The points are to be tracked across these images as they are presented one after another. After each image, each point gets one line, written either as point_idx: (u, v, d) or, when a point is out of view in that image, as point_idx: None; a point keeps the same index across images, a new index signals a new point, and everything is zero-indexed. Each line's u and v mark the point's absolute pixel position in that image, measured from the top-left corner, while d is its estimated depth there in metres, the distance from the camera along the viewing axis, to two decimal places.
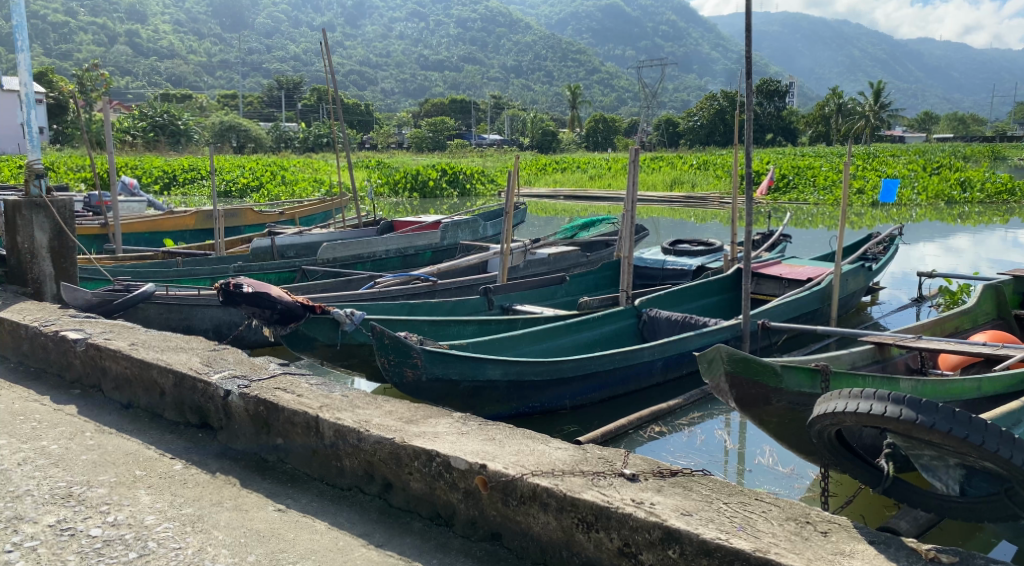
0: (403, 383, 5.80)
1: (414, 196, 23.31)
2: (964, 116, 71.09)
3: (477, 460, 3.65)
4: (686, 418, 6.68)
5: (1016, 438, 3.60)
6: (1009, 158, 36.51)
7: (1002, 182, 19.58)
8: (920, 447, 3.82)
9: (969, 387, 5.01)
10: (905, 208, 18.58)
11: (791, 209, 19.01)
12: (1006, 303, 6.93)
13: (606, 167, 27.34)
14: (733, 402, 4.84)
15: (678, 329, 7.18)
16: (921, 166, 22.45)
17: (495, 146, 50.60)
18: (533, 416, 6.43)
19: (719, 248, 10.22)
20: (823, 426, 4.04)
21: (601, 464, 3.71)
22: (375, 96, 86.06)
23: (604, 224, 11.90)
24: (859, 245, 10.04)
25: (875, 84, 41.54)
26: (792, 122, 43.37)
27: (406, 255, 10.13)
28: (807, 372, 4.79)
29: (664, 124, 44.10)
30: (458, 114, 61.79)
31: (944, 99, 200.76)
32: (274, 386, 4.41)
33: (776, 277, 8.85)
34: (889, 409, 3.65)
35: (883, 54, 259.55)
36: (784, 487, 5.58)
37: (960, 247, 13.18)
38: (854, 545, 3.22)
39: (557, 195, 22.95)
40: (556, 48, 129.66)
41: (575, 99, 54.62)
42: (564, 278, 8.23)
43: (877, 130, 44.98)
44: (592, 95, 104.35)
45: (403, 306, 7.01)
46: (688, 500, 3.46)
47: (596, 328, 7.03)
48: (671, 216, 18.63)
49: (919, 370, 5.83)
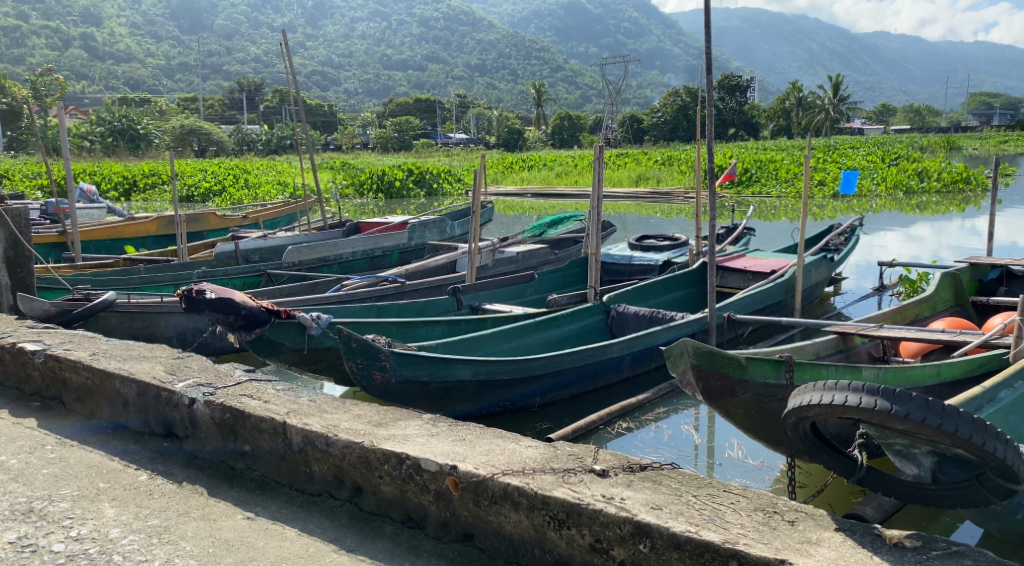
0: (372, 386, 5.79)
1: (380, 197, 23.18)
2: (922, 109, 69.62)
3: (447, 461, 3.66)
4: (652, 413, 6.72)
5: (990, 424, 3.68)
6: (964, 148, 36.89)
7: (958, 172, 19.83)
8: (892, 436, 3.89)
9: (929, 373, 5.13)
10: (864, 199, 18.88)
11: (754, 203, 19.22)
12: (963, 291, 7.05)
13: (572, 164, 27.34)
14: (700, 394, 4.94)
15: (647, 323, 7.26)
16: (880, 157, 22.74)
17: (463, 145, 50.59)
18: (503, 415, 6.43)
19: (685, 242, 10.27)
20: (798, 419, 4.09)
21: (572, 460, 3.75)
22: (337, 96, 85.25)
23: (571, 220, 11.88)
24: (820, 236, 10.17)
25: (834, 78, 42.06)
26: (754, 118, 43.72)
27: (372, 257, 10.11)
28: (771, 363, 4.89)
29: (628, 120, 43.97)
30: (423, 112, 61.63)
31: (897, 92, 201.90)
32: (240, 393, 4.38)
33: (740, 269, 8.96)
34: (863, 400, 3.73)
35: (842, 49, 262.79)
36: (754, 478, 5.67)
37: (924, 236, 13.28)
38: (820, 532, 3.29)
39: (525, 193, 22.98)
40: (518, 48, 129.54)
41: (541, 97, 54.31)
42: (533, 275, 8.22)
43: (838, 122, 45.17)
44: (554, 94, 104.55)
45: (371, 308, 7.02)
46: (659, 494, 3.51)
47: (564, 326, 7.08)
48: (638, 212, 18.76)
49: (881, 358, 5.98)
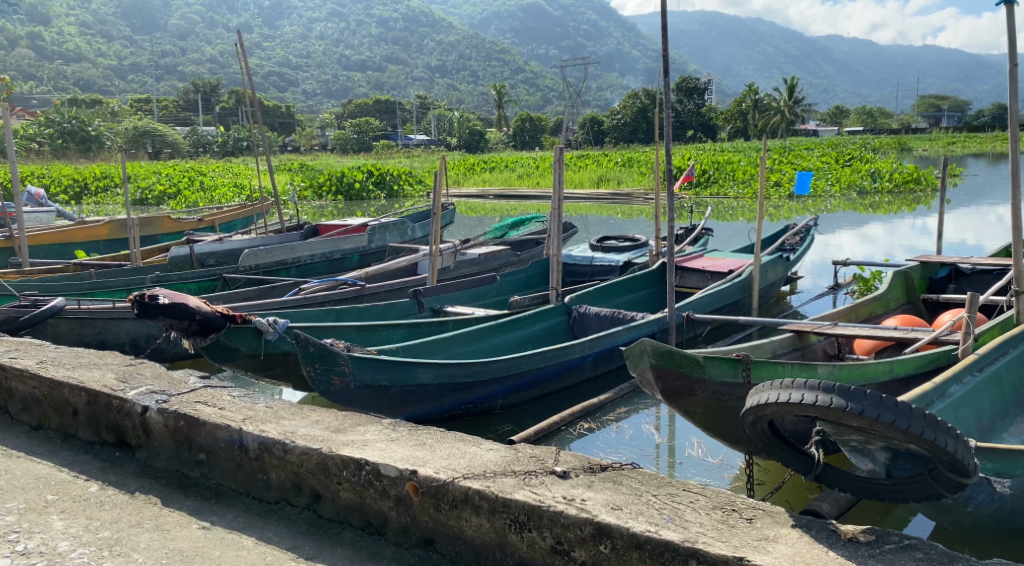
0: (331, 392, 5.75)
1: (339, 199, 23.00)
2: (874, 110, 70.97)
3: (408, 466, 3.64)
4: (613, 413, 6.75)
5: (941, 420, 3.76)
6: (916, 148, 37.63)
7: (909, 172, 20.25)
8: (846, 432, 3.96)
9: (882, 369, 5.24)
10: (819, 199, 19.18)
11: (713, 204, 19.41)
12: (915, 289, 7.18)
13: (533, 166, 27.39)
14: (659, 394, 4.98)
15: (608, 324, 7.29)
16: (834, 158, 23.11)
17: (423, 146, 50.47)
18: (465, 417, 6.41)
19: (645, 243, 10.34)
20: (755, 418, 4.14)
21: (533, 463, 3.75)
22: (295, 97, 84.42)
23: (532, 222, 11.89)
24: (777, 236, 10.30)
25: (788, 80, 42.70)
26: (711, 119, 44.20)
27: (332, 260, 10.04)
28: (729, 362, 4.95)
29: (588, 123, 43.99)
30: (383, 114, 61.31)
31: (850, 94, 205.40)
32: (194, 400, 4.31)
33: (699, 269, 9.05)
34: (818, 398, 3.79)
35: (796, 51, 266.66)
36: (714, 476, 5.73)
37: (877, 236, 13.53)
38: (777, 529, 3.34)
39: (486, 194, 22.98)
40: (478, 49, 129.49)
41: (501, 99, 53.94)
42: (494, 277, 8.21)
43: (793, 124, 45.82)
44: (515, 95, 104.65)
45: (330, 312, 6.97)
46: (618, 494, 3.53)
47: (525, 327, 7.09)
48: (599, 213, 18.86)
49: (836, 355, 6.08)
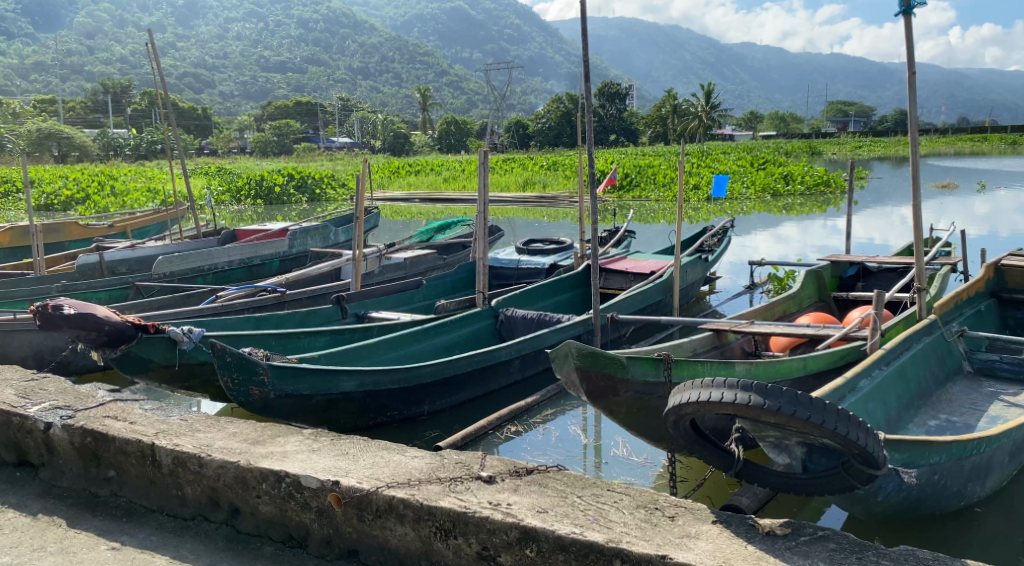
0: (250, 402, 5.64)
1: (258, 203, 22.49)
2: (785, 116, 73.16)
3: (329, 477, 3.59)
4: (540, 415, 6.77)
5: (853, 415, 3.87)
6: (827, 152, 38.90)
7: (819, 175, 20.92)
8: (764, 428, 4.05)
9: (795, 366, 5.40)
10: (736, 201, 19.65)
11: (635, 206, 19.68)
12: (825, 287, 7.42)
13: (459, 169, 27.34)
14: (584, 395, 5.03)
15: (535, 326, 7.29)
16: (749, 162, 23.71)
17: (346, 149, 49.88)
18: (390, 425, 6.34)
19: (569, 245, 10.41)
20: (677, 417, 4.20)
21: (458, 469, 3.75)
22: (212, 98, 82.43)
23: (458, 225, 11.83)
24: (696, 237, 10.51)
25: (706, 86, 43.67)
26: (632, 124, 44.89)
27: (251, 266, 9.83)
28: (650, 361, 5.03)
29: (513, 126, 44.14)
30: (303, 116, 60.37)
31: (765, 99, 211.30)
32: (102, 414, 4.17)
33: (622, 271, 9.16)
34: (737, 396, 3.87)
35: (714, 56, 272.73)
36: (638, 475, 5.80)
37: (792, 236, 13.92)
38: (698, 526, 3.40)
39: (411, 198, 22.83)
40: (400, 51, 128.71)
41: (425, 101, 53.63)
42: (420, 282, 8.15)
43: (711, 128, 46.88)
44: (438, 98, 104.35)
45: (249, 320, 6.83)
46: (544, 497, 3.55)
47: (452, 332, 7.05)
48: (525, 216, 18.96)
49: (754, 353, 6.24)
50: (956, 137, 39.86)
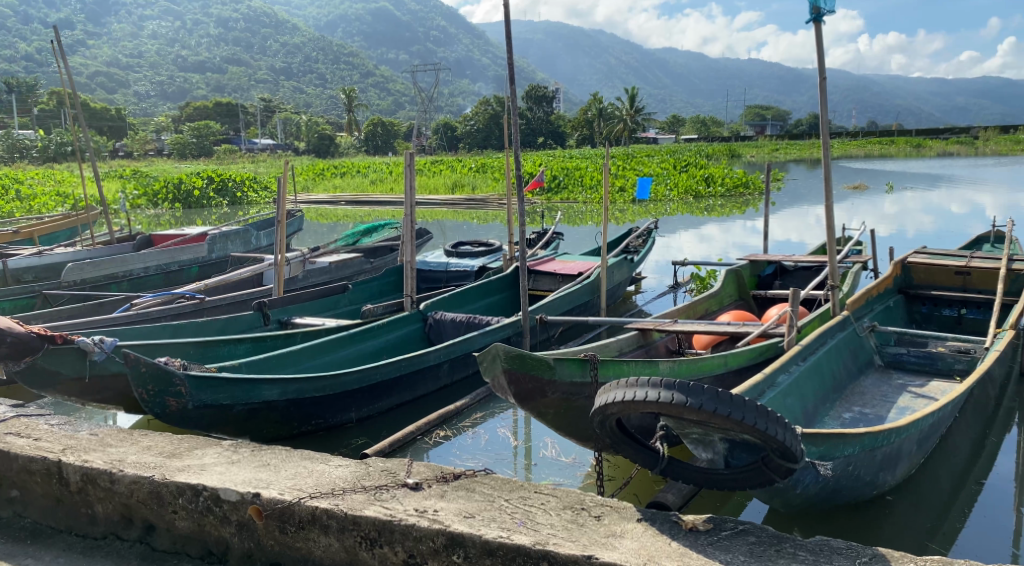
0: (166, 414, 5.50)
1: (177, 207, 21.75)
2: (706, 119, 74.65)
3: (249, 489, 3.53)
4: (469, 419, 6.75)
5: (770, 410, 3.96)
6: (747, 155, 39.86)
7: (739, 178, 21.42)
8: (687, 426, 4.12)
9: (717, 362, 5.52)
10: (660, 203, 19.96)
11: (562, 208, 19.82)
12: (745, 286, 7.60)
13: (385, 171, 27.15)
14: (511, 398, 5.02)
15: (463, 329, 7.22)
16: (672, 164, 24.13)
17: (269, 151, 48.98)
18: (316, 433, 6.22)
19: (498, 248, 10.41)
20: (603, 417, 4.22)
21: (384, 477, 3.73)
22: (127, 99, 79.96)
23: (386, 228, 11.66)
24: (621, 238, 10.61)
25: (630, 90, 44.26)
26: (559, 128, 45.24)
27: (167, 272, 9.57)
28: (577, 362, 5.07)
29: (441, 128, 44.05)
30: (224, 117, 59.08)
31: (689, 102, 215.34)
32: (4, 432, 4.03)
33: (550, 273, 9.19)
34: (660, 394, 3.91)
35: (639, 60, 276.77)
36: (567, 475, 5.84)
37: (714, 236, 14.21)
38: (625, 526, 3.48)
39: (337, 201, 22.56)
40: (324, 52, 127.04)
41: (350, 103, 53.06)
42: (346, 286, 8.05)
43: (636, 131, 47.54)
44: (364, 99, 103.36)
45: (166, 329, 6.66)
46: (472, 502, 3.58)
47: (379, 337, 6.98)
48: (454, 219, 18.93)
49: (677, 351, 6.34)
50: (867, 140, 41.29)
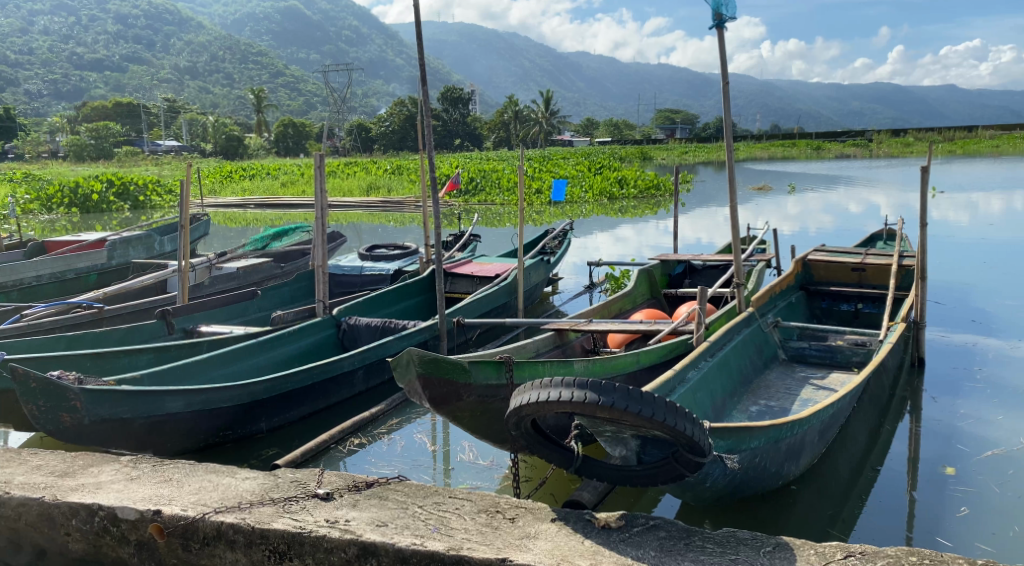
0: (60, 430, 5.27)
1: (73, 212, 20.62)
2: (620, 122, 75.58)
3: (149, 507, 3.65)
4: (385, 426, 6.64)
5: (679, 406, 4.02)
6: (659, 157, 40.51)
7: (651, 180, 21.79)
8: (601, 424, 4.14)
9: (630, 361, 5.60)
10: (575, 205, 20.13)
11: (479, 211, 19.80)
12: (657, 285, 7.72)
13: (297, 173, 26.66)
14: (426, 402, 4.97)
15: (379, 334, 7.17)
16: (587, 167, 24.36)
17: (175, 153, 47.53)
18: (224, 445, 6.03)
19: (414, 250, 10.34)
20: (518, 419, 4.21)
21: (294, 488, 3.87)
22: (21, 98, 76.40)
23: (298, 232, 11.40)
24: (538, 239, 10.66)
25: (545, 92, 44.49)
26: (475, 129, 45.15)
27: (64, 280, 9.22)
28: (492, 364, 5.05)
29: (355, 130, 43.49)
30: (124, 118, 57.00)
31: (603, 105, 217.98)
32: None
33: (467, 275, 9.17)
34: (573, 393, 3.93)
35: (554, 62, 278.85)
36: (485, 478, 5.82)
37: (629, 237, 14.41)
38: (537, 525, 3.67)
39: (246, 204, 22.03)
40: (233, 51, 123.94)
41: (260, 103, 51.88)
42: (255, 293, 7.86)
43: (551, 134, 47.80)
44: (275, 100, 101.22)
45: (61, 341, 6.37)
46: (384, 511, 3.71)
47: (290, 344, 6.82)
48: (369, 221, 18.72)
49: (592, 350, 6.38)
50: (773, 143, 42.44)
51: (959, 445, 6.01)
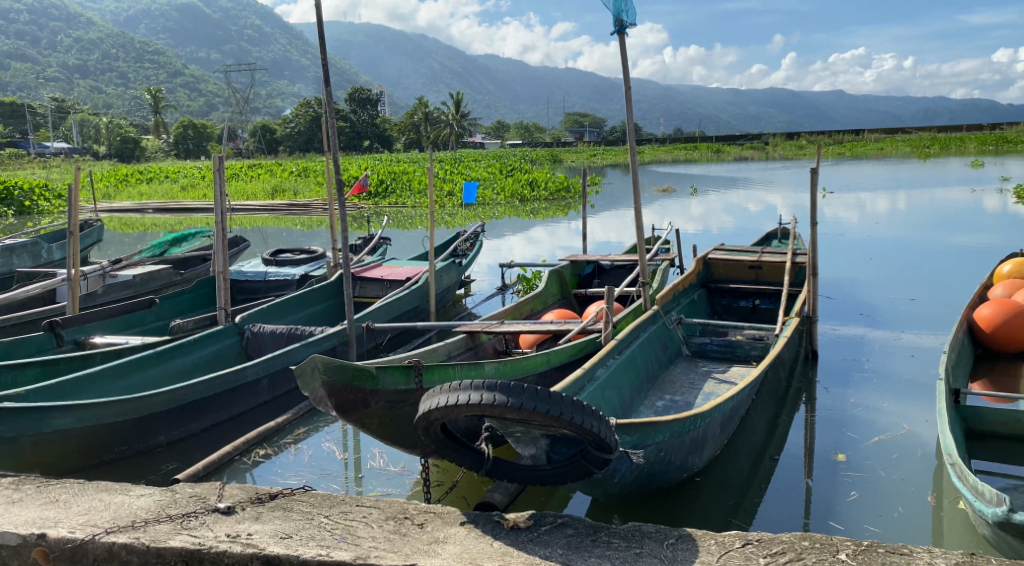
0: None
1: None
2: (529, 125, 75.98)
3: (33, 531, 3.59)
4: (292, 435, 6.50)
5: (587, 404, 4.05)
6: (568, 160, 40.94)
7: (561, 182, 21.98)
8: (510, 425, 4.14)
9: (540, 360, 5.62)
10: (487, 207, 20.14)
11: (389, 213, 19.61)
12: (567, 285, 7.77)
13: (198, 176, 25.89)
14: (333, 410, 4.88)
15: (285, 341, 6.97)
16: (498, 169, 24.40)
17: (66, 155, 45.55)
18: (120, 461, 5.81)
19: (321, 254, 10.16)
20: (428, 423, 4.18)
21: (193, 503, 3.79)
22: None
23: (198, 237, 11.09)
24: (449, 242, 10.61)
25: (454, 95, 44.39)
26: (384, 131, 44.70)
27: None
28: (402, 368, 4.97)
29: (260, 131, 42.55)
30: (8, 119, 54.28)
31: (512, 107, 219.00)
32: None
33: (377, 279, 9.06)
34: (482, 396, 3.91)
35: (463, 63, 278.64)
36: (395, 485, 5.75)
37: (540, 238, 14.52)
38: (447, 530, 3.67)
39: (143, 208, 21.28)
40: (129, 49, 119.56)
41: (157, 104, 50.20)
42: (153, 301, 7.59)
43: (461, 136, 47.72)
44: (175, 100, 98.13)
45: None
46: (288, 522, 3.69)
47: (190, 353, 6.60)
48: (275, 225, 18.33)
49: (504, 351, 6.38)
50: (676, 146, 43.37)
51: (849, 432, 6.22)
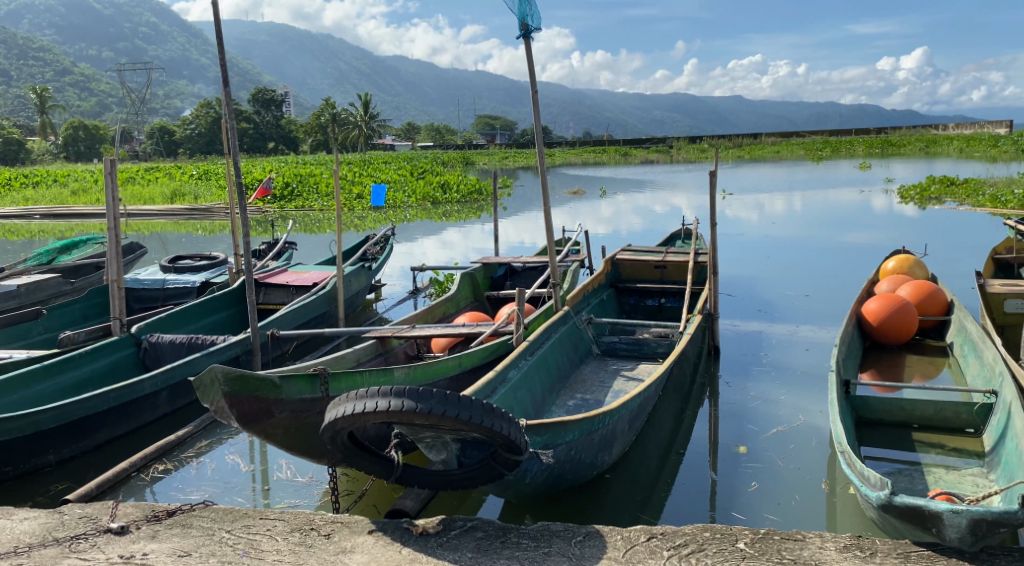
0: None
1: None
2: (439, 127, 75.57)
3: None
4: (194, 448, 6.27)
5: (496, 407, 4.04)
6: (479, 162, 40.91)
7: (473, 185, 21.94)
8: (419, 431, 4.10)
9: (451, 364, 5.58)
10: (397, 210, 19.95)
11: (296, 217, 19.23)
12: (479, 287, 7.75)
13: (90, 180, 24.86)
14: (235, 422, 4.73)
15: (185, 351, 6.72)
16: (408, 172, 24.19)
17: None
18: (6, 482, 5.56)
19: (223, 260, 9.87)
20: (335, 431, 4.09)
21: (86, 524, 3.87)
22: None
23: (90, 244, 10.66)
24: (358, 246, 10.46)
25: (362, 95, 43.81)
26: (290, 133, 43.75)
27: None
28: (305, 378, 4.88)
29: (158, 133, 41.14)
30: None
31: (421, 109, 217.78)
32: None
33: (282, 285, 8.85)
34: (391, 402, 3.86)
35: (370, 64, 275.76)
36: (304, 495, 5.62)
37: (452, 241, 14.47)
38: (352, 538, 3.82)
39: (30, 214, 20.31)
40: (16, 47, 113.98)
41: (44, 104, 47.94)
42: (40, 312, 7.27)
43: (370, 138, 47.15)
44: (66, 101, 93.99)
45: None
46: (187, 539, 3.78)
47: (83, 366, 6.34)
48: (174, 230, 17.74)
49: (415, 356, 6.31)
50: (585, 148, 43.80)
51: (749, 424, 6.39)
